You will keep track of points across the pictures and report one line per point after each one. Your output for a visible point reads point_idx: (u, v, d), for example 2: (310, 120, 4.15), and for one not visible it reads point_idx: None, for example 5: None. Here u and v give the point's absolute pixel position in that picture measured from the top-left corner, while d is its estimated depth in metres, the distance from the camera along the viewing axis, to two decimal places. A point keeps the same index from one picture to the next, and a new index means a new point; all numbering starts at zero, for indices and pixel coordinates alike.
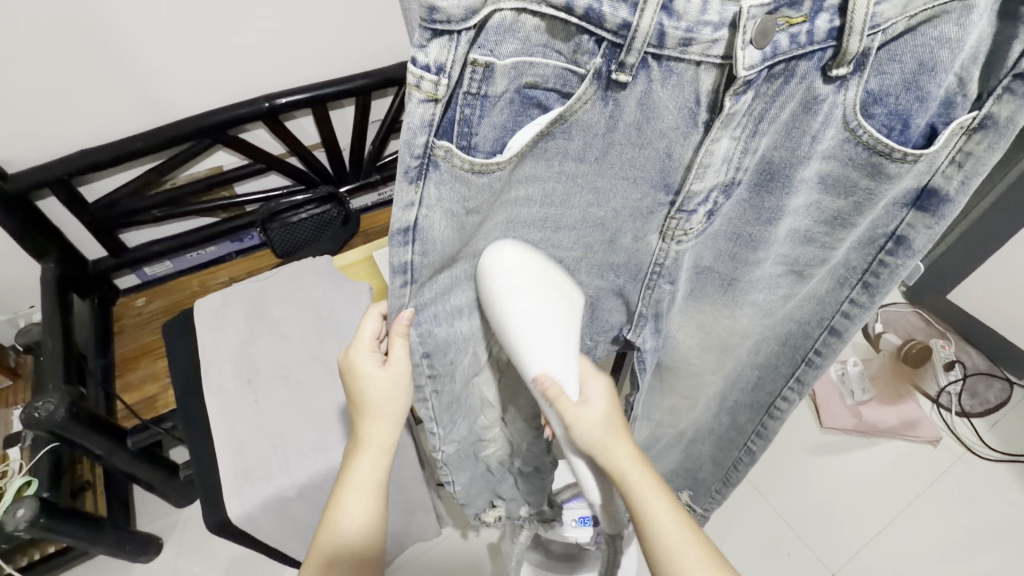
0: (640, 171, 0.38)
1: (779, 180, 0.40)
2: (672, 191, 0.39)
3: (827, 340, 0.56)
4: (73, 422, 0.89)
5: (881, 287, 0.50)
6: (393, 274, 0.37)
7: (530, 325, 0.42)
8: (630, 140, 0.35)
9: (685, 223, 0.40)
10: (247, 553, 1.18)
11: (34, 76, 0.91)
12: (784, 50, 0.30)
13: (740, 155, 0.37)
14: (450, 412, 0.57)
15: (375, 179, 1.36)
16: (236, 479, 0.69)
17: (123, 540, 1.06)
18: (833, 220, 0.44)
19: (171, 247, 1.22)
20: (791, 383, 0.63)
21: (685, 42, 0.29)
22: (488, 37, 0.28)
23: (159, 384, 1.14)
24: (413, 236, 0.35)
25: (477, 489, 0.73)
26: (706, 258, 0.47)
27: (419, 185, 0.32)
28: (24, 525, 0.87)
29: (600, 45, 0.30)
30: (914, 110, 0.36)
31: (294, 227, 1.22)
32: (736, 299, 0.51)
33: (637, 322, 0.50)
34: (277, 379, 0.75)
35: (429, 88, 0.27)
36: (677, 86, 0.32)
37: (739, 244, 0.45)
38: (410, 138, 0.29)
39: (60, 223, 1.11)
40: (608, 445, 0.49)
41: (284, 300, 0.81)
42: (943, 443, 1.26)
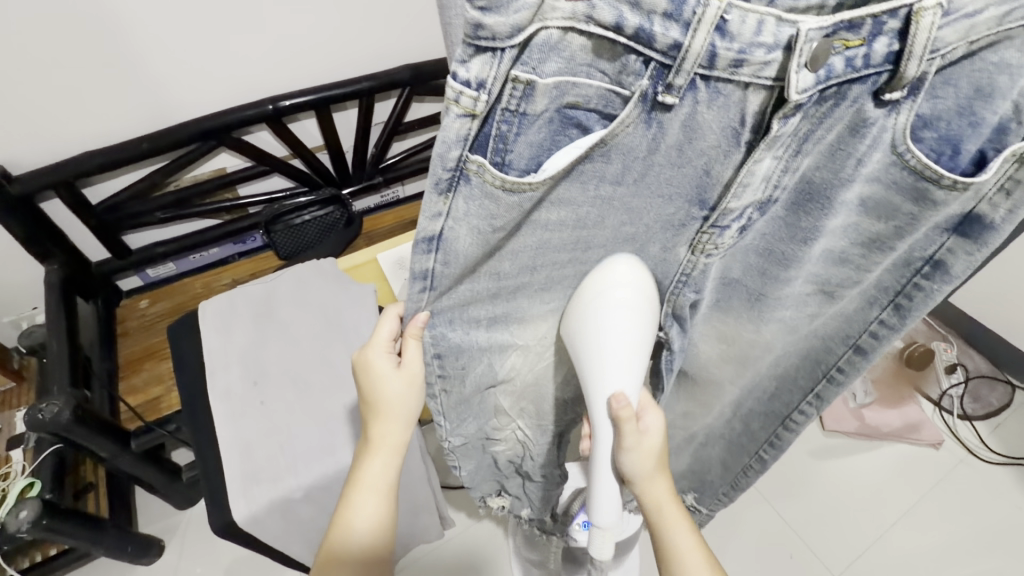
0: (676, 189, 0.38)
1: (818, 202, 0.40)
2: (707, 207, 0.39)
3: (851, 359, 0.56)
4: (77, 424, 0.89)
5: (912, 311, 0.50)
6: (413, 280, 0.38)
7: (618, 346, 0.45)
8: (669, 160, 0.35)
9: (716, 238, 0.41)
10: (249, 555, 1.17)
11: (41, 78, 0.91)
12: (838, 73, 0.30)
13: (781, 174, 0.37)
14: (458, 410, 0.56)
15: (377, 181, 1.35)
16: (241, 482, 0.69)
17: (124, 541, 1.06)
18: (871, 242, 0.44)
19: (175, 248, 1.22)
20: (809, 399, 0.63)
21: (736, 63, 0.29)
22: (532, 55, 0.28)
23: (164, 385, 1.14)
24: (437, 245, 0.35)
25: (482, 477, 0.72)
26: (735, 271, 0.48)
27: (449, 197, 0.32)
28: (27, 525, 0.87)
29: (648, 66, 0.29)
30: (966, 135, 0.37)
31: (299, 228, 1.23)
32: (762, 315, 0.51)
33: (665, 324, 0.49)
34: (286, 383, 0.75)
35: (468, 103, 0.28)
36: (723, 107, 0.32)
37: (770, 261, 0.45)
38: (444, 151, 0.30)
39: (63, 223, 1.11)
40: (651, 476, 0.53)
41: (292, 302, 0.80)
42: (946, 445, 1.26)
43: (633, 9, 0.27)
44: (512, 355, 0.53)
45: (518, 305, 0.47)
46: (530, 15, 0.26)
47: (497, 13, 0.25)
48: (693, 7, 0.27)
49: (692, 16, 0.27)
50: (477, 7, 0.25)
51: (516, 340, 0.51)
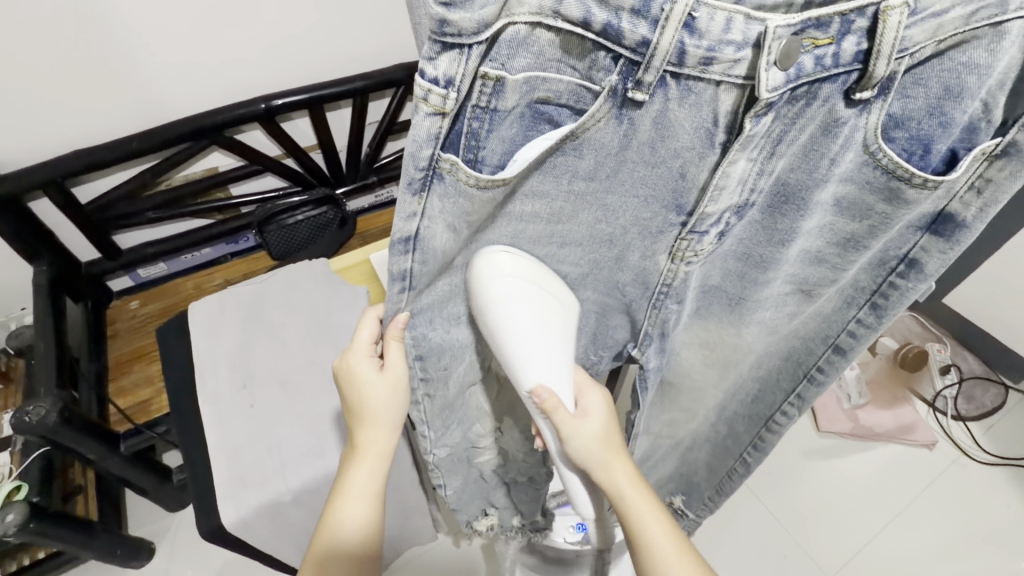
0: (652, 191, 0.37)
1: (793, 203, 0.39)
2: (684, 212, 0.38)
3: (831, 359, 0.56)
4: (65, 426, 0.88)
5: (889, 309, 0.50)
6: (391, 281, 0.37)
7: (530, 335, 0.41)
8: (643, 158, 0.35)
9: (695, 244, 0.40)
10: (238, 559, 1.16)
11: (29, 77, 0.90)
12: (808, 72, 0.30)
13: (756, 177, 0.36)
14: (442, 416, 0.56)
15: (372, 181, 1.35)
16: (229, 484, 0.68)
17: (113, 545, 1.05)
18: (846, 242, 0.44)
19: (166, 249, 1.21)
20: (791, 399, 0.63)
21: (706, 60, 0.29)
22: (500, 51, 0.28)
23: (154, 388, 1.12)
24: (414, 245, 0.34)
25: (468, 495, 0.72)
26: (713, 277, 0.47)
27: (423, 197, 0.32)
28: (14, 529, 0.85)
29: (617, 62, 0.29)
30: (937, 135, 0.36)
31: (291, 228, 1.22)
32: (742, 318, 0.50)
33: (641, 342, 0.50)
34: (274, 385, 0.73)
35: (437, 101, 0.27)
36: (696, 105, 0.31)
37: (749, 264, 0.45)
38: (416, 151, 0.29)
39: (53, 223, 1.10)
40: (607, 462, 0.49)
41: (281, 303, 0.80)
42: (940, 446, 1.26)
43: (601, 4, 0.27)
44: (492, 352, 0.52)
45: None
46: (496, 9, 0.25)
47: (462, 9, 0.24)
48: (661, 4, 0.26)
49: (660, 13, 0.26)
50: (441, 3, 0.24)
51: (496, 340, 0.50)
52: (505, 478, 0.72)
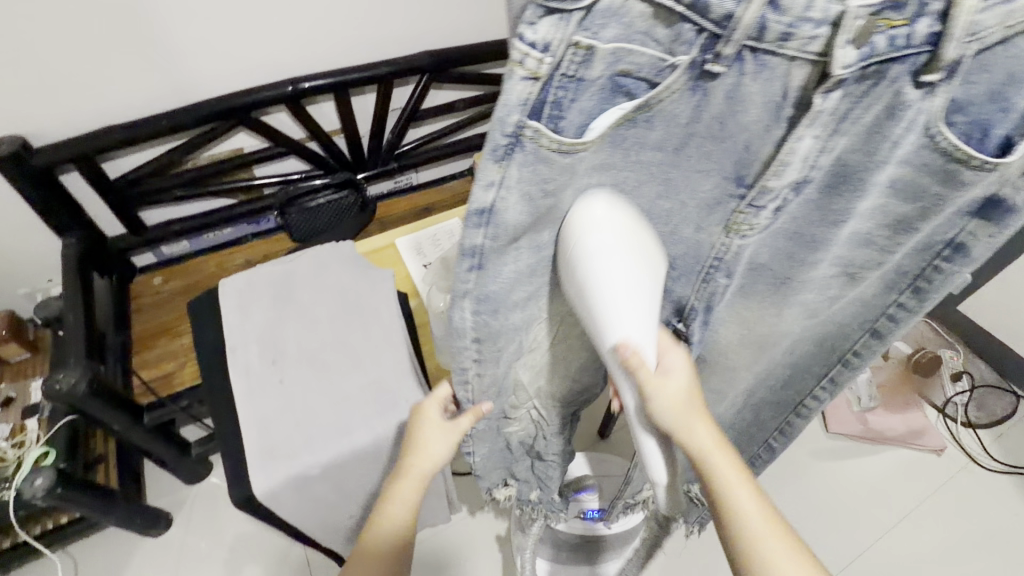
0: (713, 164, 0.38)
1: (850, 182, 0.38)
2: (744, 184, 0.39)
3: (867, 343, 0.57)
4: (93, 395, 0.92)
5: (931, 291, 0.50)
6: (461, 258, 0.38)
7: (618, 291, 0.39)
8: (711, 133, 0.35)
9: (752, 218, 0.40)
10: (253, 532, 1.19)
11: (64, 53, 0.92)
12: (881, 52, 0.29)
13: (816, 155, 0.35)
14: (490, 395, 0.57)
15: (392, 167, 1.38)
16: (259, 457, 0.65)
17: (134, 513, 1.08)
18: (896, 224, 0.43)
19: (190, 226, 1.24)
20: (823, 383, 0.65)
21: (785, 36, 0.29)
22: (594, 20, 0.27)
23: (178, 360, 1.15)
24: (488, 218, 0.35)
25: (493, 463, 0.73)
26: (763, 256, 0.46)
27: (503, 165, 0.32)
28: (42, 493, 0.88)
29: (700, 36, 0.29)
30: (997, 120, 0.34)
31: (313, 211, 1.26)
32: (786, 299, 0.50)
33: (687, 315, 0.50)
34: (305, 361, 0.72)
35: (532, 65, 0.28)
36: (768, 80, 0.31)
37: (799, 245, 0.44)
38: (504, 116, 0.30)
39: (82, 197, 1.13)
40: (688, 425, 0.47)
41: (311, 284, 0.79)
42: (948, 452, 1.27)
43: None
44: (538, 326, 0.52)
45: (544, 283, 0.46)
46: None
47: None
48: None
49: None
50: None
51: (543, 314, 0.51)
52: (525, 457, 0.74)
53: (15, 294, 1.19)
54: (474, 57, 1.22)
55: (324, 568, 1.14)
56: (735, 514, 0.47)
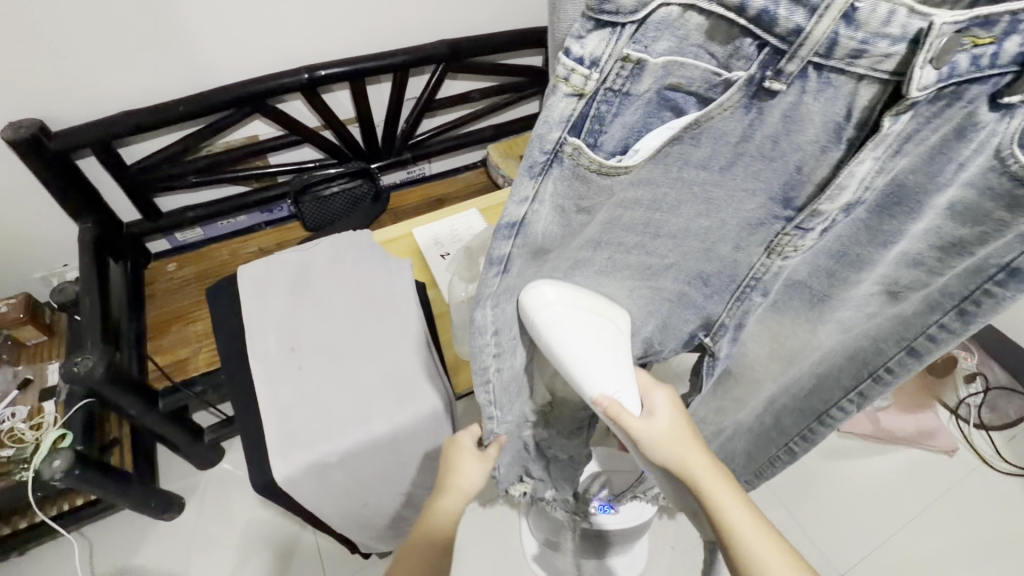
0: (762, 184, 0.36)
1: (905, 204, 0.37)
2: (792, 207, 0.37)
3: (903, 360, 0.53)
4: (109, 380, 0.92)
5: (979, 317, 0.45)
6: (488, 266, 0.35)
7: (583, 359, 0.42)
8: (761, 151, 0.33)
9: (797, 240, 0.39)
10: (264, 518, 1.20)
11: (83, 38, 0.92)
12: (961, 72, 0.27)
13: (875, 176, 0.33)
14: (509, 395, 0.54)
15: (406, 158, 1.37)
16: (279, 443, 0.65)
17: (148, 496, 1.09)
18: (950, 247, 0.41)
19: (203, 213, 1.24)
20: (850, 397, 0.61)
21: (856, 53, 0.26)
22: (647, 32, 0.26)
23: (191, 347, 1.16)
24: (519, 229, 0.33)
25: (511, 463, 0.72)
26: (801, 272, 0.46)
27: (538, 180, 0.31)
28: (60, 474, 0.89)
29: (760, 51, 0.27)
30: None
31: (327, 201, 1.25)
32: (823, 315, 0.50)
33: (715, 331, 0.51)
34: (323, 350, 0.72)
35: (578, 82, 0.26)
36: (831, 99, 0.29)
37: (842, 263, 0.43)
38: (544, 132, 0.28)
39: (98, 182, 1.14)
40: (675, 445, 0.49)
41: (328, 273, 0.79)
42: (960, 453, 1.26)
43: None
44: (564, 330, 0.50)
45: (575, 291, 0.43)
46: None
47: None
48: None
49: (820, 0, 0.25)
50: None
51: None
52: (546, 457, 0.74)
53: (31, 277, 1.20)
54: (491, 47, 1.22)
55: (334, 557, 1.15)
56: (726, 527, 0.48)
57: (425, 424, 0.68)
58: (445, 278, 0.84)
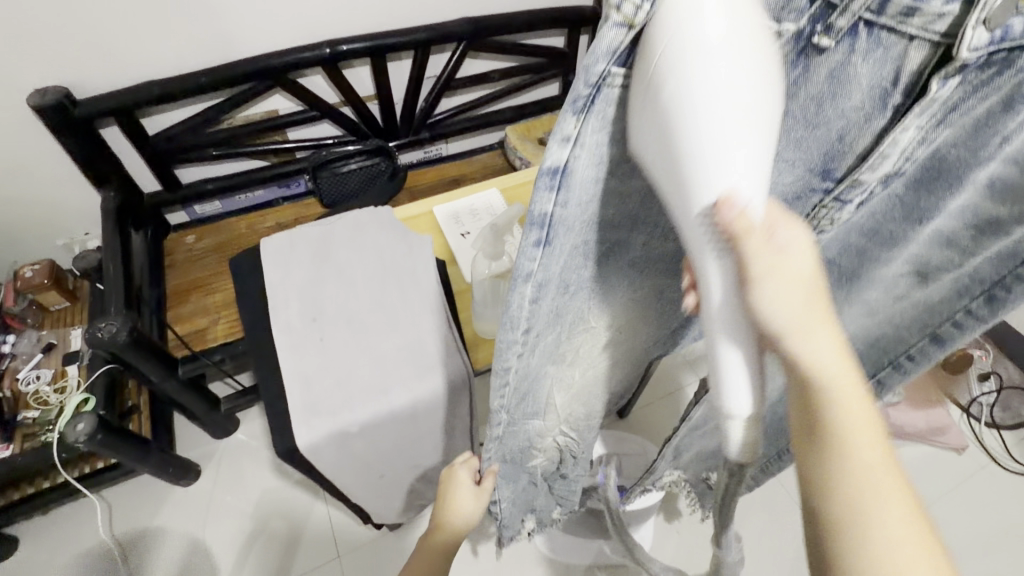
0: (803, 154, 0.36)
1: (946, 179, 0.36)
2: (832, 178, 0.37)
3: (925, 347, 0.53)
4: (132, 346, 0.94)
5: (1008, 303, 0.44)
6: (529, 230, 0.33)
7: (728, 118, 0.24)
8: (805, 116, 0.33)
9: (835, 213, 0.39)
10: (277, 488, 1.22)
11: (108, 4, 0.92)
12: (1016, 36, 0.26)
13: (915, 147, 0.33)
14: (521, 407, 0.51)
15: (423, 137, 1.37)
16: (301, 411, 0.66)
17: (166, 462, 1.12)
18: (985, 227, 0.39)
19: (223, 186, 1.25)
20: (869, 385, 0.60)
21: (908, 11, 0.27)
22: None
23: (210, 317, 1.17)
24: (561, 180, 0.31)
25: (517, 499, 0.72)
26: (831, 251, 0.46)
27: (582, 119, 0.29)
28: (83, 438, 0.91)
29: (812, 3, 0.28)
30: None
31: (344, 176, 1.27)
32: (850, 297, 0.50)
33: None
34: (343, 322, 0.73)
35: (630, 12, 0.25)
36: (880, 62, 0.29)
37: (875, 240, 0.43)
38: (592, 64, 0.27)
39: (120, 151, 1.14)
40: (809, 327, 0.28)
41: (349, 245, 0.80)
42: (969, 451, 1.26)
43: None
44: (584, 336, 0.48)
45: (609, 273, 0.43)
46: None
47: None
48: None
49: None
50: None
51: (590, 322, 0.47)
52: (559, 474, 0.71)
53: (54, 244, 1.21)
54: (514, 26, 1.20)
55: (346, 527, 1.18)
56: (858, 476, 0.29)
57: (443, 398, 0.69)
58: (465, 256, 0.85)
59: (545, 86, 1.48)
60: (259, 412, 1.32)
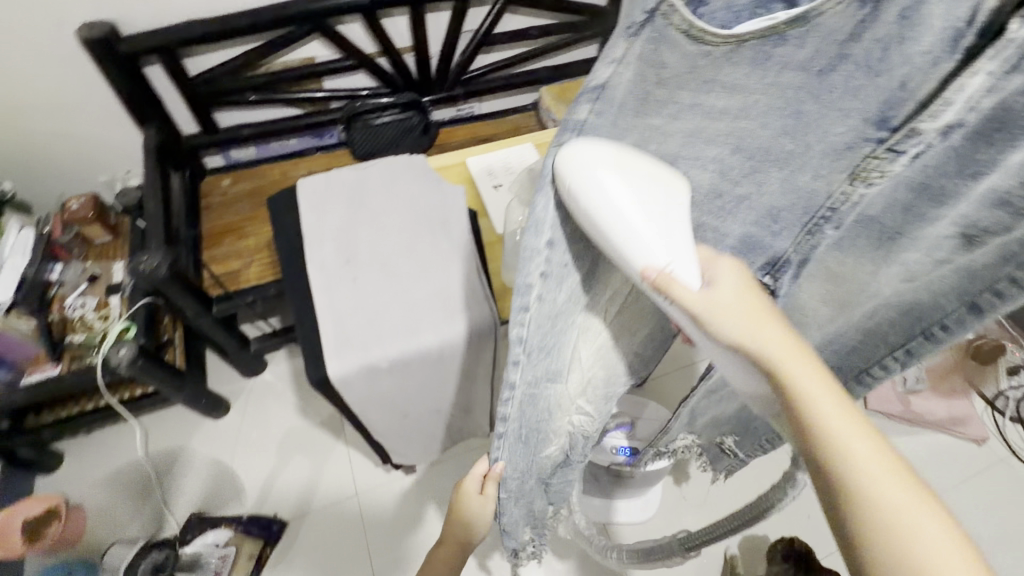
0: (860, 103, 0.32)
1: (1012, 133, 0.29)
2: (887, 127, 0.33)
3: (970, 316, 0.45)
4: (171, 280, 0.98)
5: None
6: (563, 135, 0.32)
7: (632, 220, 0.32)
8: (867, 61, 0.29)
9: (885, 165, 0.35)
10: (301, 427, 1.28)
11: None
12: None
13: (983, 96, 0.28)
14: (533, 396, 0.46)
15: (458, 93, 1.36)
16: (334, 344, 0.68)
17: (199, 394, 1.18)
18: None
19: (259, 132, 1.27)
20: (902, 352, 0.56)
21: None
22: None
23: (241, 261, 1.18)
24: (603, 96, 0.31)
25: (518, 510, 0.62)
26: (875, 207, 0.40)
27: (631, 43, 0.29)
28: (125, 362, 0.96)
29: None
30: None
31: (376, 129, 1.28)
32: (887, 256, 0.44)
33: (777, 269, 0.47)
34: (376, 264, 0.74)
35: None
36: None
37: (921, 197, 0.37)
38: None
39: (162, 91, 1.16)
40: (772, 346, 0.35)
41: (383, 192, 0.81)
42: (989, 443, 1.25)
43: None
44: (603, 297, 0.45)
45: None
46: None
47: None
48: None
49: None
50: None
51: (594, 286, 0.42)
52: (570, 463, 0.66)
53: (97, 180, 1.25)
54: None
55: (364, 468, 1.23)
56: (856, 478, 0.32)
57: (470, 341, 0.71)
58: (497, 210, 0.85)
59: (582, 48, 1.45)
60: (285, 356, 1.37)
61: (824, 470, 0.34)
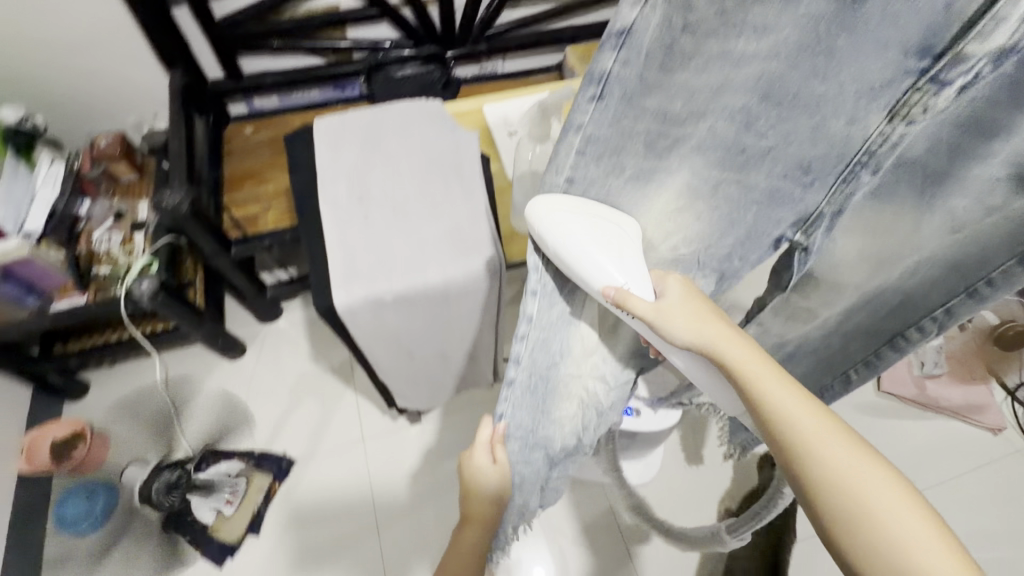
0: (902, 34, 0.35)
1: None
2: (930, 56, 0.37)
3: (1011, 270, 0.46)
4: (191, 217, 1.01)
5: None
6: (586, 84, 0.34)
7: (593, 253, 0.41)
8: None
9: (931, 95, 0.39)
10: (313, 373, 1.32)
11: None
12: None
13: None
14: (541, 333, 0.45)
15: (481, 50, 1.34)
16: (342, 276, 0.70)
17: (216, 333, 1.22)
18: None
19: (282, 81, 1.27)
20: (935, 315, 0.54)
21: None
22: None
23: (260, 205, 1.21)
24: (626, 42, 0.32)
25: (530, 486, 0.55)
26: (916, 148, 0.43)
27: None
28: (147, 294, 1.00)
29: None
30: None
31: (397, 82, 1.30)
32: (930, 205, 0.46)
33: (811, 222, 0.53)
34: (388, 205, 0.75)
35: None
36: None
37: (971, 132, 0.40)
38: None
39: (188, 34, 1.17)
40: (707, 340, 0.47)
41: (398, 134, 0.81)
42: (1007, 433, 1.21)
43: None
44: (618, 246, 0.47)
45: (667, 169, 0.43)
46: None
47: None
48: None
49: None
50: None
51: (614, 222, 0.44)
52: (581, 451, 0.61)
53: (124, 121, 1.27)
54: None
55: (371, 417, 1.26)
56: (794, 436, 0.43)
57: (478, 283, 0.72)
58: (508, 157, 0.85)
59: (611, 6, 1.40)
60: (299, 305, 1.40)
61: (779, 441, 0.43)
